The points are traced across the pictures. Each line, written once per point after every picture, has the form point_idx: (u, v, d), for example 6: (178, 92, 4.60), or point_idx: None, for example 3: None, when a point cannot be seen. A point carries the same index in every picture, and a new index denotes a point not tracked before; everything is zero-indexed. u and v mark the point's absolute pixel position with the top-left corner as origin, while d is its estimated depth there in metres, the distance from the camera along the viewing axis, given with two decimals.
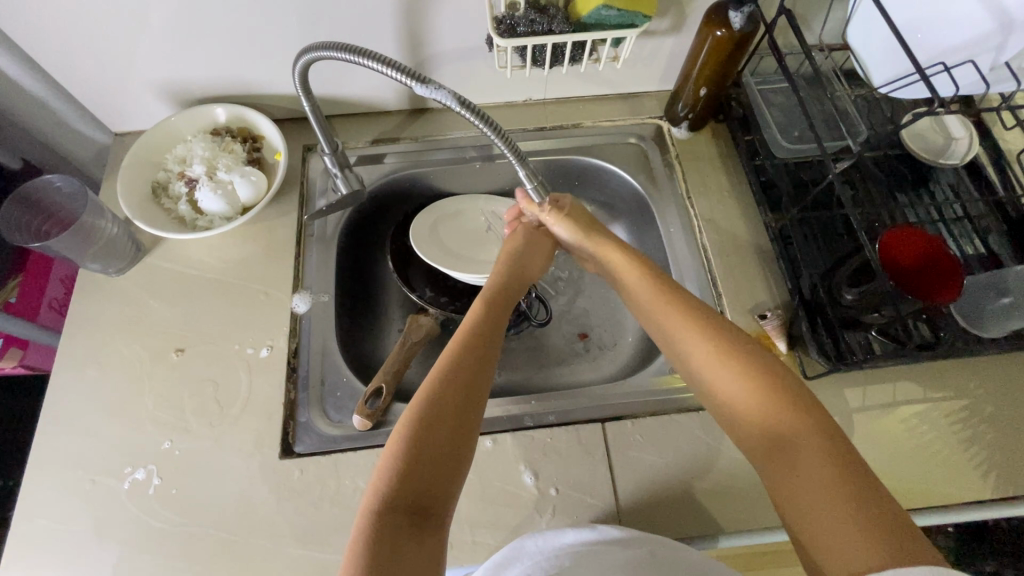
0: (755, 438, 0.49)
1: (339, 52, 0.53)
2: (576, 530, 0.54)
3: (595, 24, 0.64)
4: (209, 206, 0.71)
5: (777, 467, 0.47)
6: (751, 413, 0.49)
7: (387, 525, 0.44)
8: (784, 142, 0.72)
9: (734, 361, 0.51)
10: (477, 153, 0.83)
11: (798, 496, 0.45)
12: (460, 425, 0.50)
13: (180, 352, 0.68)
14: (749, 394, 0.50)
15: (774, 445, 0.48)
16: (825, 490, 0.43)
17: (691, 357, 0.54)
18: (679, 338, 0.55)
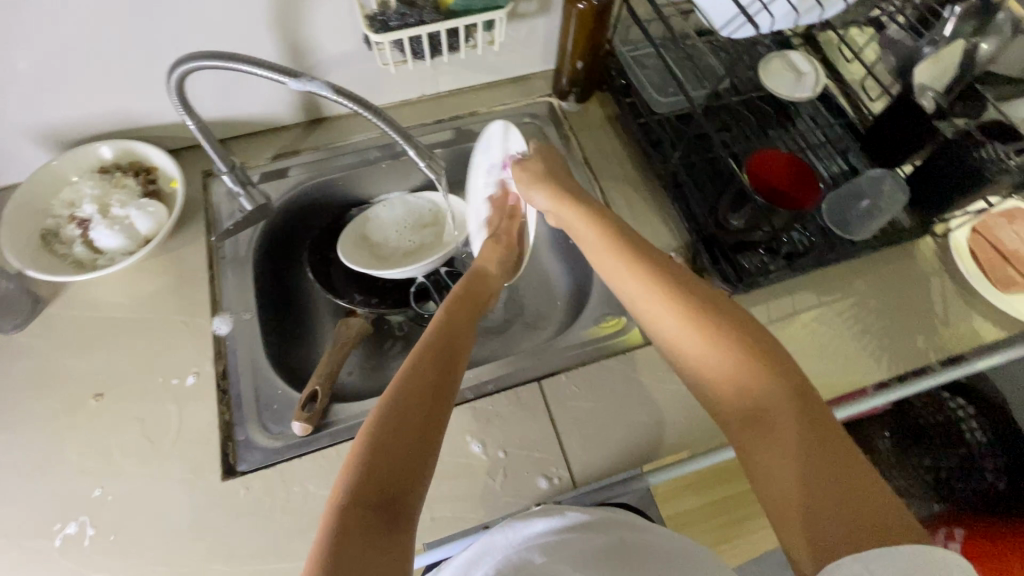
0: (722, 395, 0.48)
1: (210, 60, 0.54)
2: (546, 518, 0.52)
3: (464, 11, 0.68)
4: (107, 244, 0.70)
5: (748, 430, 0.46)
6: (716, 370, 0.48)
7: (357, 523, 0.40)
8: (662, 99, 0.79)
9: (704, 319, 0.50)
10: (380, 153, 0.85)
11: (766, 459, 0.44)
12: (434, 420, 0.48)
13: (99, 398, 0.65)
14: (725, 357, 0.48)
15: (743, 411, 0.47)
16: (795, 455, 0.43)
17: (664, 326, 0.52)
18: (653, 314, 0.53)
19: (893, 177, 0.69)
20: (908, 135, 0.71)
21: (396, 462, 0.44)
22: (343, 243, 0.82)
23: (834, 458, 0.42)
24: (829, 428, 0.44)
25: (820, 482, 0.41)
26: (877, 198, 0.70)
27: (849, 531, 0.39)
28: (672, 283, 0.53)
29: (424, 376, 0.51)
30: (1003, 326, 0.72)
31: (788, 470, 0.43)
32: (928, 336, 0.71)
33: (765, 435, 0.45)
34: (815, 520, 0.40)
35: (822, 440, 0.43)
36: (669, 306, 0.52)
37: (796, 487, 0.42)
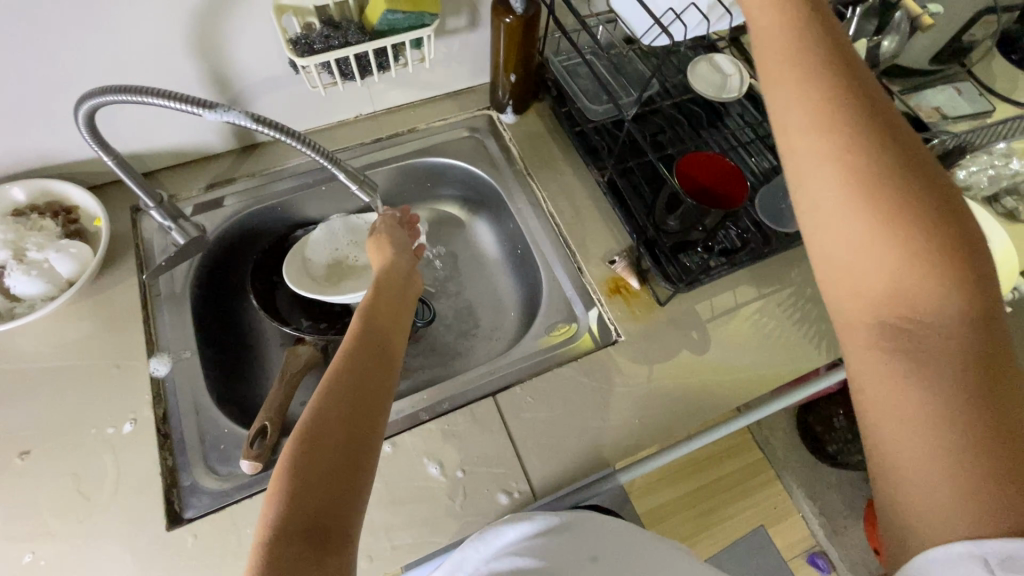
0: (876, 302, 0.37)
1: (119, 95, 0.52)
2: (514, 526, 0.54)
3: (389, 29, 0.67)
4: (25, 291, 0.66)
5: (894, 341, 0.37)
6: (889, 274, 0.36)
7: (285, 552, 0.40)
8: (594, 107, 0.80)
9: (887, 207, 0.35)
10: (320, 176, 0.83)
11: (895, 395, 0.36)
12: (359, 436, 0.47)
13: (25, 456, 0.61)
14: (890, 274, 0.36)
15: (896, 321, 0.37)
16: (939, 401, 0.34)
17: (829, 205, 0.37)
18: (821, 187, 0.37)
19: None
20: None
21: (321, 482, 0.43)
22: (287, 266, 0.79)
23: (1000, 411, 0.34)
24: (1006, 377, 0.35)
25: (962, 434, 0.34)
26: None
27: (982, 484, 0.33)
28: (879, 150, 0.36)
29: (341, 389, 0.49)
30: None
31: (918, 410, 0.35)
32: None
33: (912, 368, 0.36)
34: (934, 476, 0.34)
35: (988, 388, 0.34)
36: (856, 198, 0.36)
37: (917, 429, 0.35)
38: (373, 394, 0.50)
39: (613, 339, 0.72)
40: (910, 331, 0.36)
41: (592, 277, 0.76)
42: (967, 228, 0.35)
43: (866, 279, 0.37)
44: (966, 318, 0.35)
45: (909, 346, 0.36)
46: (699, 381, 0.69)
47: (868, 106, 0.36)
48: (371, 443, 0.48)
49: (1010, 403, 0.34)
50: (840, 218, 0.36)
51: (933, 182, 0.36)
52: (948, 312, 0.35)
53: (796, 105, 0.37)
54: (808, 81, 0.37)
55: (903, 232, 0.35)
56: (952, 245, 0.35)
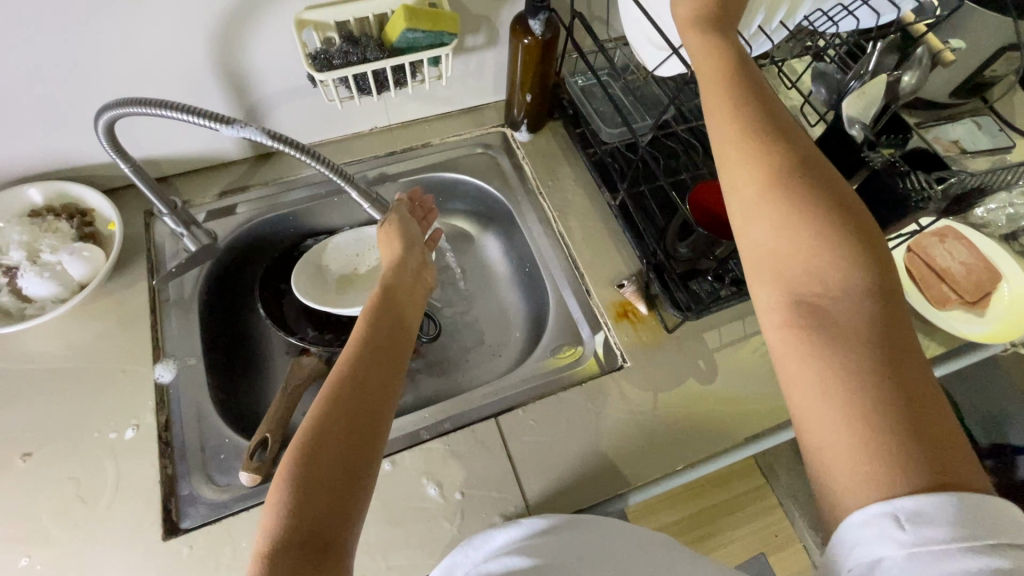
0: (794, 280, 0.42)
1: (139, 107, 0.52)
2: (504, 530, 0.55)
3: (408, 47, 0.68)
4: (37, 292, 0.66)
5: (808, 317, 0.41)
6: (797, 253, 0.42)
7: (286, 561, 0.40)
8: (609, 129, 0.80)
9: (794, 197, 0.42)
10: (333, 187, 0.84)
11: (807, 364, 0.39)
12: (362, 427, 0.47)
13: (28, 457, 0.61)
14: (802, 253, 0.42)
15: (805, 300, 0.41)
16: (849, 365, 0.38)
17: (746, 197, 0.44)
18: (743, 181, 0.44)
19: None
20: None
21: (319, 486, 0.43)
22: (297, 275, 0.80)
23: (905, 376, 0.37)
24: (912, 351, 0.39)
25: (873, 393, 0.36)
26: None
27: (897, 447, 0.35)
28: (785, 157, 0.44)
29: (344, 392, 0.49)
30: (940, 342, 0.75)
31: (833, 373, 0.38)
32: None
33: (824, 336, 0.39)
34: (857, 438, 0.36)
35: (894, 355, 0.38)
36: (766, 188, 0.43)
37: (828, 388, 0.37)
38: (377, 394, 0.50)
39: (618, 364, 0.71)
40: (820, 307, 0.41)
41: (600, 300, 0.76)
42: (864, 228, 0.42)
43: (776, 261, 0.43)
44: (869, 298, 0.40)
45: (824, 320, 0.40)
46: (705, 411, 0.68)
47: (780, 125, 0.46)
48: (374, 448, 0.47)
49: (915, 370, 0.37)
50: (758, 207, 0.43)
51: (830, 184, 0.43)
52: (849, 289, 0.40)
53: (724, 122, 0.46)
54: (732, 100, 0.47)
55: (805, 217, 0.42)
56: (851, 232, 0.41)
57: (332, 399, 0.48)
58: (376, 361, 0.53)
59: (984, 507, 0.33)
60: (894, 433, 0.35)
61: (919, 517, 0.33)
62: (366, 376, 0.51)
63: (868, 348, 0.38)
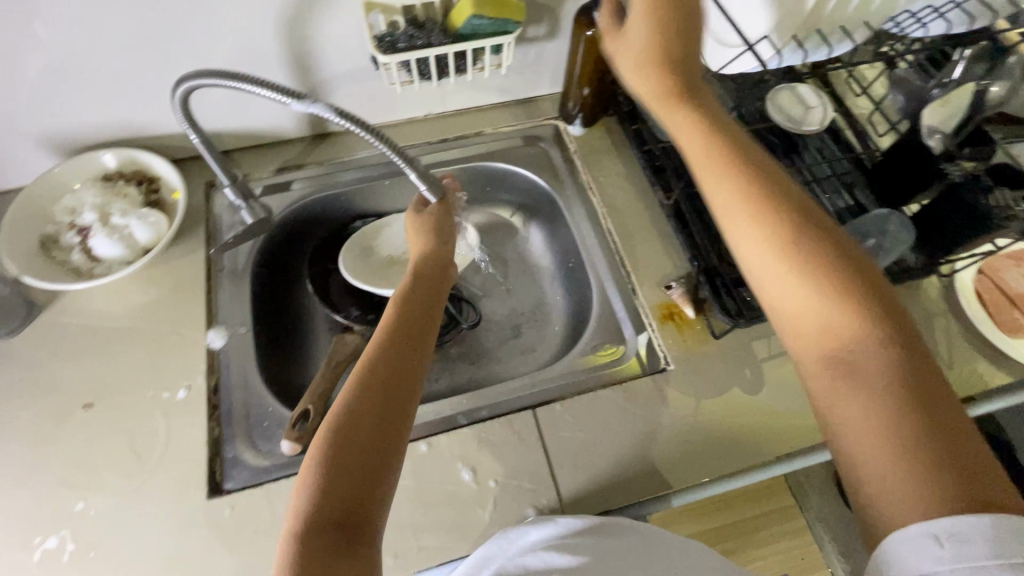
0: (818, 336, 0.45)
1: (214, 79, 0.54)
2: (539, 528, 0.55)
3: (472, 34, 0.68)
4: (106, 252, 0.70)
5: (836, 368, 0.43)
6: (816, 309, 0.45)
7: (315, 542, 0.41)
8: (665, 127, 0.79)
9: (802, 255, 0.45)
10: (385, 170, 0.85)
11: (844, 414, 0.42)
12: (394, 421, 0.48)
13: (88, 408, 0.65)
14: (823, 305, 0.44)
15: (831, 351, 0.44)
16: (878, 409, 0.40)
17: (756, 261, 0.47)
18: (750, 246, 0.47)
19: (899, 217, 0.69)
20: (913, 176, 0.70)
21: (349, 473, 0.44)
22: (344, 255, 0.82)
23: (931, 414, 0.40)
24: (937, 387, 0.41)
25: (903, 433, 0.39)
26: (883, 238, 0.68)
27: (936, 485, 0.37)
28: (785, 213, 0.46)
29: (367, 384, 0.49)
30: (1008, 371, 0.71)
31: (860, 418, 0.41)
32: None
33: (854, 386, 0.42)
34: (892, 477, 0.38)
35: (920, 391, 0.40)
36: (772, 249, 0.46)
37: (865, 437, 0.40)
38: (397, 382, 0.50)
39: (660, 366, 0.70)
40: (846, 356, 0.43)
41: (645, 300, 0.74)
42: (868, 274, 0.45)
43: (797, 319, 0.46)
44: (884, 340, 0.42)
45: (850, 367, 0.42)
46: (748, 422, 0.66)
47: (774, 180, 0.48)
48: (398, 436, 0.48)
49: (940, 406, 0.40)
50: (768, 271, 0.46)
51: (832, 236, 0.46)
52: (868, 335, 0.43)
53: (726, 187, 0.48)
54: (722, 164, 0.49)
55: (815, 273, 0.44)
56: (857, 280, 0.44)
57: (355, 392, 0.48)
58: (397, 352, 0.52)
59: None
60: (930, 473, 0.37)
61: (959, 535, 0.35)
62: (394, 366, 0.51)
63: (894, 389, 0.40)
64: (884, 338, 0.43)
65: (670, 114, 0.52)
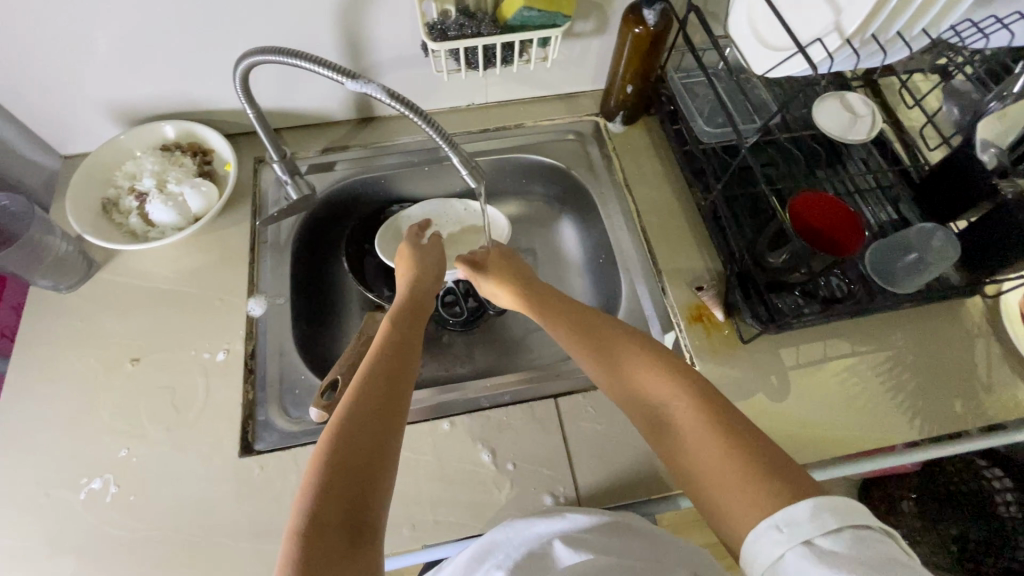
0: (643, 417, 0.54)
1: (276, 55, 0.56)
2: (546, 520, 0.55)
3: (521, 26, 0.69)
4: (160, 217, 0.73)
5: (669, 433, 0.51)
6: (638, 390, 0.55)
7: (320, 539, 0.41)
8: (707, 128, 0.78)
9: (610, 356, 0.58)
10: (426, 157, 0.87)
11: (690, 466, 0.48)
12: (385, 430, 0.48)
13: (135, 362, 0.68)
14: (635, 379, 0.55)
15: (656, 421, 0.53)
16: (699, 449, 0.48)
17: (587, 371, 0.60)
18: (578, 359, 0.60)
19: (945, 233, 0.66)
20: (961, 193, 0.70)
21: (348, 483, 0.44)
22: (382, 237, 0.85)
23: (731, 437, 0.48)
24: (725, 414, 0.50)
25: (724, 467, 0.46)
26: (925, 253, 0.66)
27: (754, 496, 0.43)
28: (589, 330, 0.61)
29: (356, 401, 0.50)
30: None
31: (699, 468, 0.48)
32: (967, 402, 0.68)
33: (679, 445, 0.50)
34: (733, 503, 0.44)
35: (713, 418, 0.49)
36: (587, 357, 0.59)
37: (703, 480, 0.47)
38: (385, 396, 0.51)
39: None
40: (666, 418, 0.52)
41: (674, 300, 0.74)
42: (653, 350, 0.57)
43: (625, 406, 0.56)
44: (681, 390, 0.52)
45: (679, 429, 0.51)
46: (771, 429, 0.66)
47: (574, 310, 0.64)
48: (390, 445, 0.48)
49: (736, 431, 0.48)
50: (600, 374, 0.58)
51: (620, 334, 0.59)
52: (668, 394, 0.52)
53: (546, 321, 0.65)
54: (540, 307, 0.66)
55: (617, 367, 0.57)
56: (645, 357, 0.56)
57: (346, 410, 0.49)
58: (386, 370, 0.54)
59: (850, 502, 0.40)
60: (748, 489, 0.44)
61: (793, 521, 0.40)
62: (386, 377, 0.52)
63: (710, 432, 0.48)
64: (679, 390, 0.52)
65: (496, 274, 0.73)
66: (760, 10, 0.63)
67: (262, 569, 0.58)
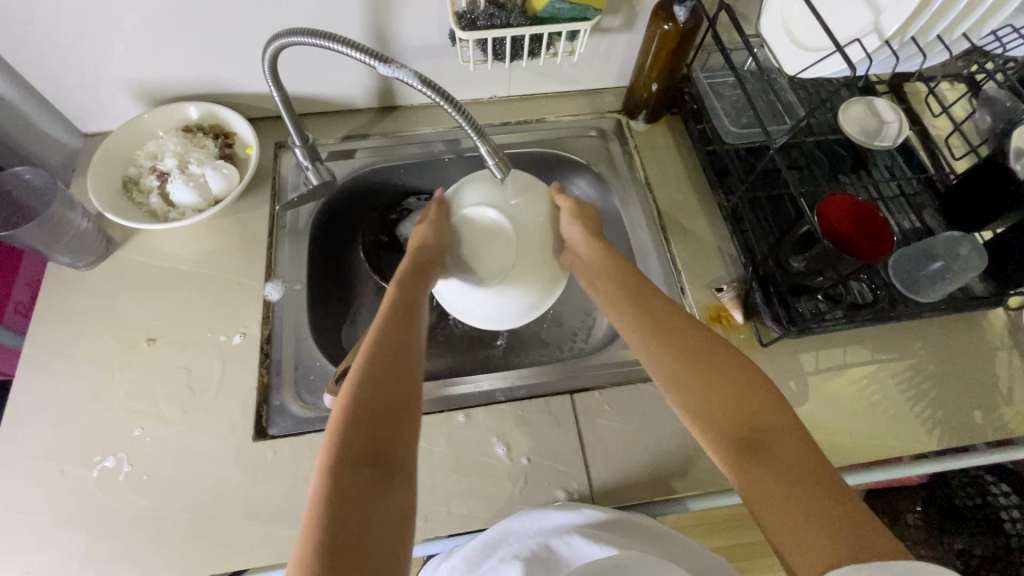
0: (726, 425, 0.50)
1: (306, 37, 0.56)
2: (563, 511, 0.55)
3: (551, 17, 0.68)
4: (181, 198, 0.73)
5: (752, 448, 0.48)
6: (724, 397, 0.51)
7: (351, 483, 0.43)
8: (731, 128, 0.77)
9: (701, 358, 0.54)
10: (447, 147, 0.86)
11: (763, 484, 0.46)
12: (404, 397, 0.50)
13: (152, 342, 0.68)
14: (727, 384, 0.52)
15: (738, 433, 0.49)
16: (786, 475, 0.45)
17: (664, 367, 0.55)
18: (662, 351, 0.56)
19: (971, 242, 0.65)
20: (990, 202, 0.69)
21: (372, 436, 0.46)
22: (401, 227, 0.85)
23: (821, 474, 0.45)
24: (814, 448, 0.47)
25: (806, 491, 0.44)
26: (951, 261, 0.66)
27: (844, 535, 0.42)
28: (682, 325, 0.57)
29: (382, 359, 0.51)
30: None
31: (778, 479, 0.45)
32: (987, 413, 0.68)
33: (760, 460, 0.47)
34: (818, 533, 0.42)
35: (805, 452, 0.47)
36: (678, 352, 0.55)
37: (785, 503, 0.44)
38: (406, 356, 0.53)
39: None
40: (756, 433, 0.49)
41: (693, 300, 0.74)
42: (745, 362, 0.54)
43: (700, 410, 0.52)
44: (771, 412, 0.49)
45: (756, 439, 0.48)
46: None
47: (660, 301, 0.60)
48: (412, 401, 0.50)
49: (825, 471, 0.46)
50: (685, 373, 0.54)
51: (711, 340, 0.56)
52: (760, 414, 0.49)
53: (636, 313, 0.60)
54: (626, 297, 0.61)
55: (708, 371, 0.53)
56: (741, 368, 0.53)
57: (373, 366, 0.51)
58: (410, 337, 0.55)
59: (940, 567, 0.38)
60: (835, 528, 0.42)
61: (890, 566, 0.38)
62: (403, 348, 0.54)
63: (800, 461, 0.46)
64: (773, 415, 0.49)
65: (569, 260, 0.67)
66: (794, 10, 0.63)
67: (275, 552, 0.58)
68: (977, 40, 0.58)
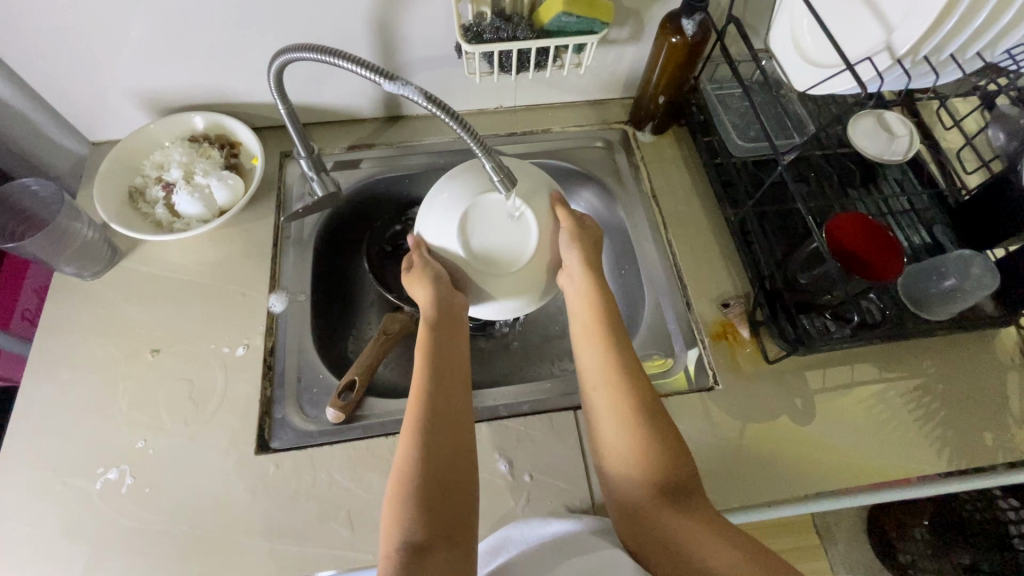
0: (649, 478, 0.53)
1: (311, 53, 0.55)
2: (562, 520, 0.56)
3: (558, 30, 0.68)
4: (186, 209, 0.73)
5: (675, 503, 0.51)
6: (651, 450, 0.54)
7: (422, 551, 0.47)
8: (740, 142, 0.76)
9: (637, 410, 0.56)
10: (452, 158, 0.86)
11: (686, 535, 0.50)
12: (460, 464, 0.53)
13: (155, 353, 0.68)
14: (653, 439, 0.54)
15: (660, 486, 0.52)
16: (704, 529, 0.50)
17: (608, 413, 0.57)
18: (606, 397, 0.58)
19: (983, 260, 0.64)
20: (1005, 219, 0.67)
21: (438, 505, 0.50)
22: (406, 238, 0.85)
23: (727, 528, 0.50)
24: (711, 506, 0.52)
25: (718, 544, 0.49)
26: (963, 280, 0.64)
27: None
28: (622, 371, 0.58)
29: (435, 425, 0.54)
30: None
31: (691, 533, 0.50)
32: (998, 435, 0.66)
33: (684, 514, 0.51)
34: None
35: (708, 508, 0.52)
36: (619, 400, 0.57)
37: (709, 552, 0.48)
38: (455, 419, 0.56)
39: (708, 384, 0.69)
40: (676, 488, 0.52)
41: (699, 315, 0.73)
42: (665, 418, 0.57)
43: (625, 458, 0.55)
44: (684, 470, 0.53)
45: (689, 484, 0.53)
46: (795, 454, 0.65)
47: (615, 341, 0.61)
48: (465, 465, 0.54)
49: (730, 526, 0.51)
50: (619, 423, 0.56)
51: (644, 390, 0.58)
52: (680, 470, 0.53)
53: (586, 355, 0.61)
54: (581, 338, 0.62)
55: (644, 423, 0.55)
56: (666, 424, 0.56)
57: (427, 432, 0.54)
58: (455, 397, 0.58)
59: None
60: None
61: None
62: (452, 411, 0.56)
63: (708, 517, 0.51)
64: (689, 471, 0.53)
65: (562, 281, 0.65)
66: (804, 26, 0.62)
67: (275, 567, 0.58)
68: (991, 58, 0.57)
